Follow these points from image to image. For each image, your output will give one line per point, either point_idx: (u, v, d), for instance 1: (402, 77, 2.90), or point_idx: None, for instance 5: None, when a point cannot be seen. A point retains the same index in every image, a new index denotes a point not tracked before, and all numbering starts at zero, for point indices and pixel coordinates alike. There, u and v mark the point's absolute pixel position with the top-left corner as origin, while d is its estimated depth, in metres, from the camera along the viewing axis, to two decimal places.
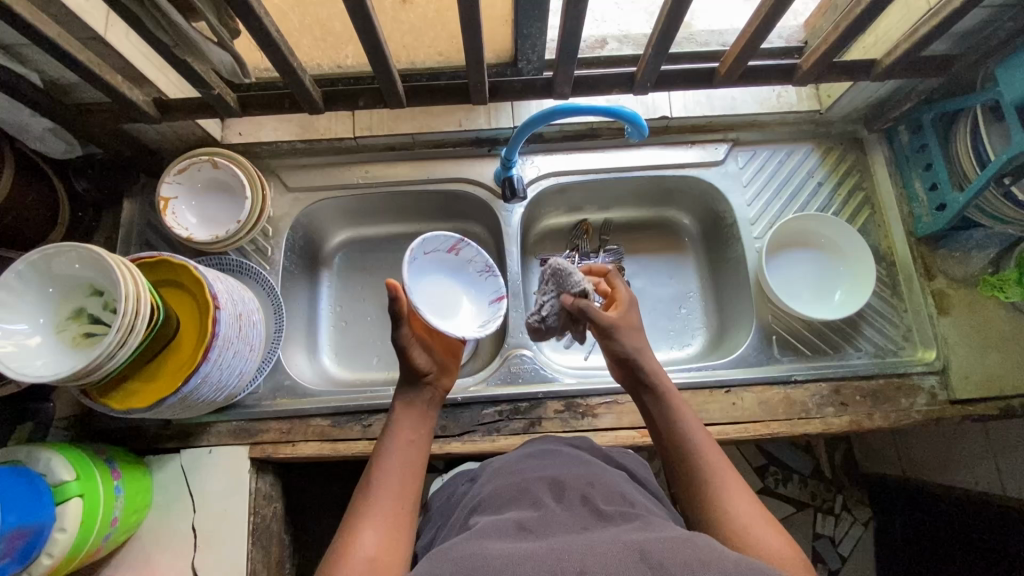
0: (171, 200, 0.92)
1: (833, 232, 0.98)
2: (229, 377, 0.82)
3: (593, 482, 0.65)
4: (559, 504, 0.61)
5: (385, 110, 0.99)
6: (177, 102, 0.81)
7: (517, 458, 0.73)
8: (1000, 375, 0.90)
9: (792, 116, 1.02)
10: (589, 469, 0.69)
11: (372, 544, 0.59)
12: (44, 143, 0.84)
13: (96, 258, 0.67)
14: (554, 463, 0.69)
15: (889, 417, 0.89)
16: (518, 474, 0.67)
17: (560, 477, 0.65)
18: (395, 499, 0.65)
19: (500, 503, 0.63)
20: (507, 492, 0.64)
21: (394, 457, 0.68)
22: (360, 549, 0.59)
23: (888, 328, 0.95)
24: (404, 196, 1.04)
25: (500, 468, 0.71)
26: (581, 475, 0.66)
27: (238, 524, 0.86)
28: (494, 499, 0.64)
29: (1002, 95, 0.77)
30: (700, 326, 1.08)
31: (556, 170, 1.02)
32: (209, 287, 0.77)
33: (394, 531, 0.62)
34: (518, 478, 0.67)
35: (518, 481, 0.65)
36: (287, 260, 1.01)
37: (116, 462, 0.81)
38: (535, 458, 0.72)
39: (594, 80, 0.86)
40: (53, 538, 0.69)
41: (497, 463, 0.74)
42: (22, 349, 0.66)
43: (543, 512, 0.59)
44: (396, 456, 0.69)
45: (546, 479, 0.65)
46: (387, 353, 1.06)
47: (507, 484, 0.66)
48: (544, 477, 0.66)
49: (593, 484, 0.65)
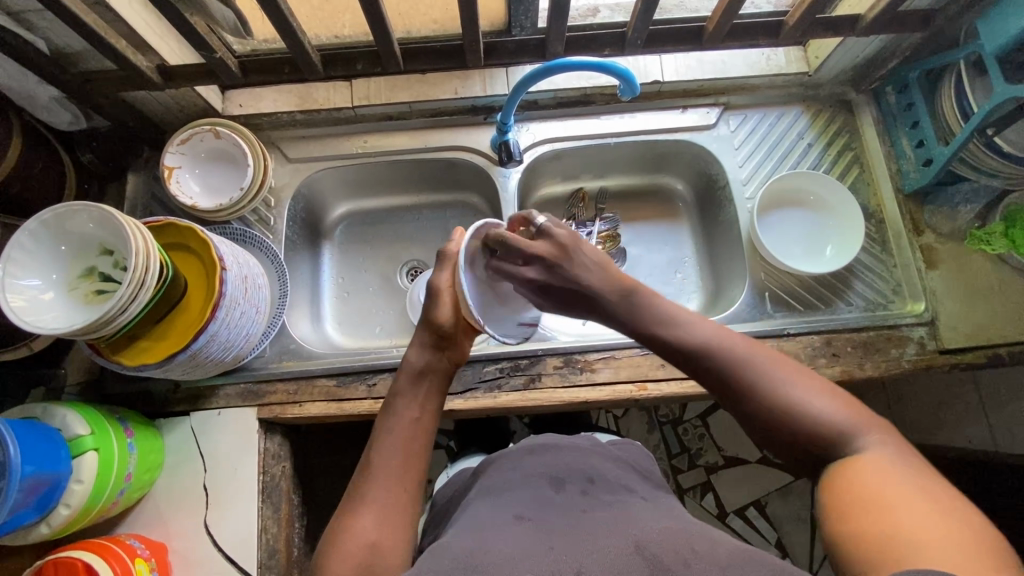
0: (175, 169, 0.94)
1: (822, 189, 1.00)
2: (237, 337, 0.85)
3: (592, 478, 0.69)
4: (560, 494, 0.65)
5: (382, 80, 1.01)
6: (179, 69, 0.84)
7: (516, 452, 0.75)
8: (987, 324, 0.92)
9: (781, 78, 1.04)
10: (588, 464, 0.72)
11: (370, 527, 0.60)
12: (51, 114, 0.87)
13: (107, 216, 0.69)
14: (556, 459, 0.72)
15: (880, 367, 0.91)
16: (522, 470, 0.71)
17: (559, 473, 0.69)
18: (392, 483, 0.64)
19: (503, 490, 0.66)
20: (511, 483, 0.68)
21: (391, 442, 0.66)
22: (358, 533, 0.60)
23: (878, 282, 0.97)
24: (402, 165, 1.06)
25: (505, 462, 0.74)
26: (581, 471, 0.70)
27: (248, 482, 0.88)
28: (496, 486, 0.68)
29: (983, 47, 0.79)
30: (696, 288, 1.10)
31: (552, 137, 1.04)
32: (215, 249, 0.79)
33: (393, 512, 0.62)
34: (519, 471, 0.70)
35: (522, 476, 0.69)
36: (289, 230, 1.03)
37: (128, 421, 0.83)
38: (538, 451, 0.74)
39: (585, 40, 0.88)
40: (69, 488, 0.72)
41: (501, 454, 0.77)
42: (36, 303, 0.69)
43: (545, 501, 0.63)
44: (392, 440, 0.67)
45: (547, 474, 0.69)
46: (389, 321, 1.08)
47: (512, 476, 0.69)
48: (545, 473, 0.69)
49: (593, 480, 0.68)
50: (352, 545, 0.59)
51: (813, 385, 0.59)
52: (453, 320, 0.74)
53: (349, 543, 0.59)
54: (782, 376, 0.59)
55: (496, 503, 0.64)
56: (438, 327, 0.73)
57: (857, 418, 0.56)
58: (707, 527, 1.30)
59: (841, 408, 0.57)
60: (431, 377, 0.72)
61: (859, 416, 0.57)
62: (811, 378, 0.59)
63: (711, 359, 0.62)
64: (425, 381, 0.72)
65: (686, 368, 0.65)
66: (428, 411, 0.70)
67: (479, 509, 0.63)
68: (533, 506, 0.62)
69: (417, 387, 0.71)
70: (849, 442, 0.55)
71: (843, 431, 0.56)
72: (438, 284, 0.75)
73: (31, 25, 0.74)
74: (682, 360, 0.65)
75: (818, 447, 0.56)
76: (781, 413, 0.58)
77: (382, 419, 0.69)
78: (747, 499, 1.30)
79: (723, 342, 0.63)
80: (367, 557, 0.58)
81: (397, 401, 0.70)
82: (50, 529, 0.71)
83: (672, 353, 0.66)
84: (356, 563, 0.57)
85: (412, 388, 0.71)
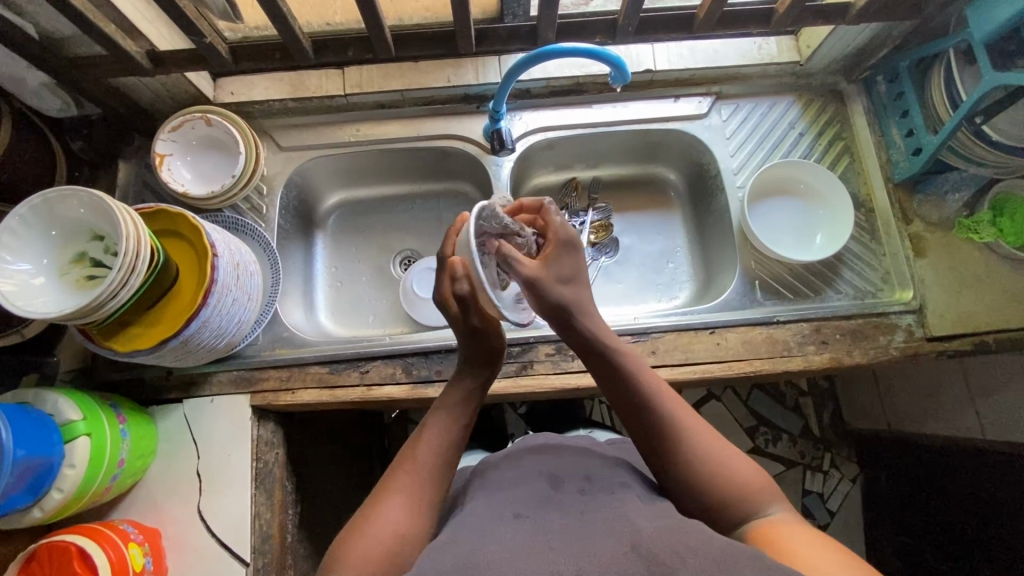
0: (166, 156, 0.94)
1: (812, 177, 1.01)
2: (229, 323, 0.85)
3: (590, 475, 0.69)
4: (557, 492, 0.65)
5: (374, 67, 1.00)
6: (170, 55, 0.83)
7: (513, 454, 0.76)
8: (974, 312, 0.93)
9: (773, 68, 1.04)
10: (584, 462, 0.72)
11: (402, 517, 0.61)
12: (40, 100, 0.86)
13: (98, 201, 0.69)
14: (554, 459, 0.73)
15: (868, 354, 0.92)
16: (519, 468, 0.71)
17: (557, 472, 0.69)
18: (429, 478, 0.65)
19: (498, 488, 0.67)
20: (507, 481, 0.68)
21: (435, 441, 0.68)
22: (389, 522, 0.60)
23: (867, 270, 0.98)
24: (395, 154, 1.06)
25: (502, 461, 0.75)
26: (578, 468, 0.70)
27: (242, 468, 0.88)
28: (493, 485, 0.69)
29: (972, 35, 0.80)
30: (687, 278, 1.11)
31: (544, 125, 1.04)
32: (207, 235, 0.79)
33: (425, 505, 0.63)
34: (514, 471, 0.70)
35: (518, 474, 0.69)
36: (282, 218, 1.03)
37: (121, 408, 0.83)
38: (536, 452, 0.75)
39: (577, 26, 0.88)
40: (62, 473, 0.72)
41: (496, 456, 0.78)
42: (27, 288, 0.69)
43: (541, 499, 0.63)
44: (438, 440, 0.68)
45: (544, 472, 0.69)
46: (382, 310, 1.09)
47: (511, 474, 0.70)
48: (543, 472, 0.69)
49: (590, 477, 0.68)
50: (383, 533, 0.59)
51: (732, 455, 0.64)
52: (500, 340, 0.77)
53: (379, 531, 0.59)
54: (708, 439, 0.65)
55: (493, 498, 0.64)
56: (488, 352, 0.76)
57: (764, 491, 0.62)
58: None
59: (752, 477, 0.62)
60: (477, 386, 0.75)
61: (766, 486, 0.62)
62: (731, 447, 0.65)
63: (647, 415, 0.67)
64: (473, 391, 0.75)
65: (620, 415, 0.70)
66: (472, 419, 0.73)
67: (476, 507, 0.64)
68: (530, 505, 0.62)
69: (466, 395, 0.74)
70: (750, 510, 0.61)
71: (749, 494, 0.61)
72: (476, 323, 0.74)
73: (19, 9, 0.73)
74: (623, 403, 0.69)
75: (720, 509, 0.61)
76: (695, 470, 0.63)
77: (430, 416, 0.71)
78: None
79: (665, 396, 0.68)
80: (397, 546, 0.59)
81: (445, 405, 0.72)
82: (43, 513, 0.72)
83: (616, 395, 0.70)
84: (382, 551, 0.58)
85: (462, 399, 0.73)
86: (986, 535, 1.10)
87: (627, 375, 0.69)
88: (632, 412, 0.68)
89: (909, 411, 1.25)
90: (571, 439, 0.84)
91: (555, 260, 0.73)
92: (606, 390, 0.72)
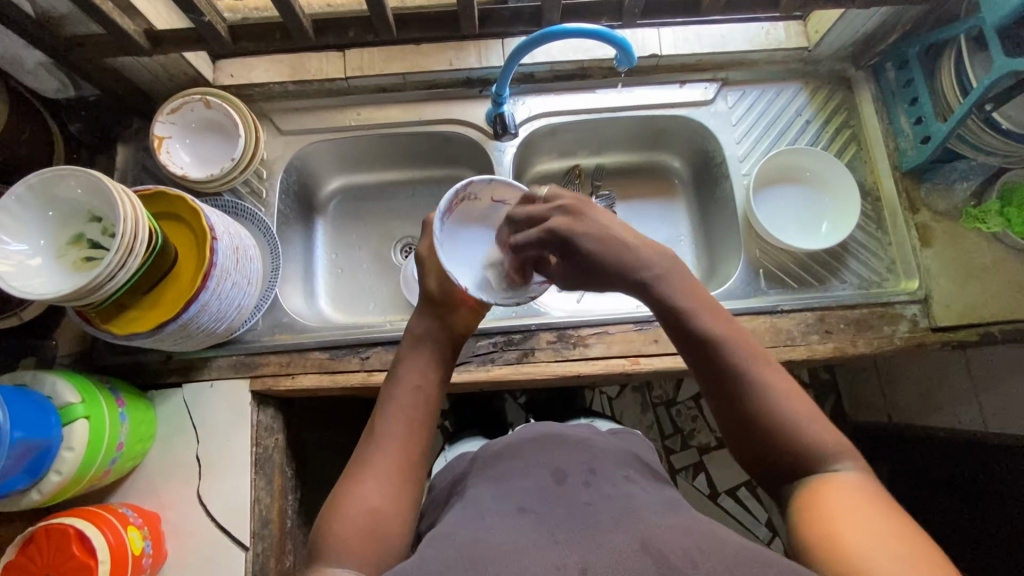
0: (165, 139, 0.93)
1: (819, 165, 1.00)
2: (229, 308, 0.84)
3: (594, 466, 0.68)
4: (562, 486, 0.64)
5: (375, 50, 0.99)
6: (168, 34, 0.82)
7: (516, 444, 0.75)
8: (980, 303, 0.92)
9: (780, 54, 1.02)
10: (587, 452, 0.72)
11: (375, 494, 0.61)
12: (37, 80, 0.85)
13: (95, 182, 0.68)
14: (556, 450, 0.72)
15: (872, 344, 0.91)
16: (521, 460, 0.70)
17: (562, 465, 0.68)
18: (393, 451, 0.64)
19: (503, 483, 0.66)
20: (511, 476, 0.68)
21: (395, 409, 0.67)
22: (363, 500, 0.60)
23: (872, 260, 0.97)
24: (396, 139, 1.05)
25: (505, 449, 0.75)
26: (582, 461, 0.69)
27: (241, 454, 0.88)
28: (496, 478, 0.68)
29: (984, 20, 0.78)
30: (690, 267, 1.10)
31: (547, 111, 1.03)
32: (206, 218, 0.78)
33: (396, 481, 0.62)
34: (518, 463, 0.70)
35: (523, 467, 0.69)
36: (282, 203, 1.02)
37: (120, 392, 0.83)
38: (538, 442, 0.74)
39: (582, 8, 0.87)
40: (61, 456, 0.72)
41: (498, 443, 0.78)
42: (24, 268, 0.68)
43: (547, 492, 0.63)
44: (396, 407, 0.67)
45: (551, 466, 0.68)
46: (383, 297, 1.08)
47: (511, 467, 0.70)
48: (546, 465, 0.69)
49: (595, 469, 0.67)
50: (357, 511, 0.59)
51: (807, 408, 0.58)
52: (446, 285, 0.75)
53: (354, 510, 0.59)
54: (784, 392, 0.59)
55: (499, 495, 0.64)
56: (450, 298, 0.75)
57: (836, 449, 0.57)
58: (698, 507, 1.32)
59: (833, 437, 0.57)
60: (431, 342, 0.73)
61: (846, 446, 0.58)
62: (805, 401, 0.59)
63: (726, 370, 0.60)
64: (427, 350, 0.72)
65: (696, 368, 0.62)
66: (432, 380, 0.71)
67: (480, 500, 0.63)
68: (535, 499, 0.62)
69: (421, 353, 0.71)
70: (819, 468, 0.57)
71: (829, 456, 0.57)
72: (425, 252, 0.78)
73: None
74: (697, 356, 0.61)
75: (788, 466, 0.58)
76: (765, 426, 0.58)
77: (391, 382, 0.70)
78: (738, 479, 1.31)
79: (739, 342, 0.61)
80: (373, 524, 0.58)
81: (401, 367, 0.71)
82: (42, 495, 0.71)
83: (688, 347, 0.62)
84: (358, 530, 0.58)
85: (414, 357, 0.71)
86: (986, 527, 1.10)
87: (700, 326, 0.61)
88: (709, 365, 0.60)
89: (911, 403, 1.24)
90: (573, 429, 0.83)
91: (590, 219, 0.64)
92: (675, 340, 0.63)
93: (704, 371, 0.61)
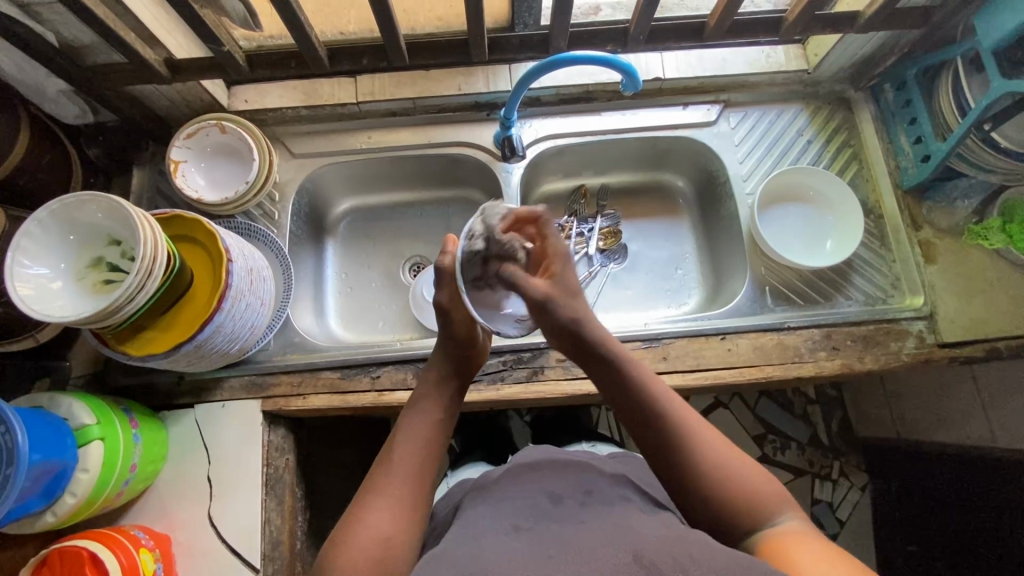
0: (181, 163, 0.95)
1: (821, 184, 1.01)
2: (242, 329, 0.85)
3: (590, 489, 0.68)
4: (556, 506, 0.64)
5: (387, 76, 1.02)
6: (187, 63, 0.84)
7: (513, 470, 0.75)
8: (986, 319, 0.93)
9: (781, 76, 1.05)
10: (586, 478, 0.71)
11: (385, 523, 0.60)
12: (58, 106, 0.87)
13: (116, 207, 0.70)
14: (555, 476, 0.72)
15: (879, 360, 0.92)
16: (522, 484, 0.70)
17: (555, 489, 0.68)
18: (408, 483, 0.64)
19: (501, 503, 0.67)
20: (510, 498, 0.68)
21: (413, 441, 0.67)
22: (372, 528, 0.60)
23: (877, 276, 0.98)
24: (406, 161, 1.07)
25: (505, 476, 0.74)
26: (577, 485, 0.69)
27: (252, 475, 0.88)
28: (498, 498, 0.68)
29: (980, 43, 0.81)
30: (697, 284, 1.11)
31: (554, 133, 1.05)
32: (222, 241, 0.80)
33: (407, 512, 0.62)
34: (520, 486, 0.70)
35: (519, 489, 0.69)
36: (293, 225, 1.04)
37: (133, 412, 0.83)
38: (538, 467, 0.74)
39: (588, 35, 0.89)
40: (76, 477, 0.72)
41: (494, 476, 0.77)
42: (45, 292, 0.69)
43: (541, 512, 0.63)
44: (413, 438, 0.68)
45: (543, 489, 0.68)
46: (392, 316, 1.09)
47: (512, 490, 0.70)
48: (543, 489, 0.68)
49: (590, 491, 0.68)
50: (367, 540, 0.58)
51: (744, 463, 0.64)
52: (467, 330, 0.78)
53: (363, 537, 0.58)
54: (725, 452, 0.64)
55: (496, 512, 0.65)
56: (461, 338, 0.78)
57: (775, 500, 0.62)
58: None
59: (763, 483, 0.63)
60: (452, 382, 0.76)
61: (778, 493, 0.62)
62: (742, 456, 0.65)
63: (657, 419, 0.66)
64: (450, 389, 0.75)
65: (631, 425, 0.68)
66: (447, 416, 0.73)
67: (478, 517, 0.64)
68: (529, 516, 0.62)
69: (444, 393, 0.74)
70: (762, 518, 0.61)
71: (761, 502, 0.61)
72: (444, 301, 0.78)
73: (41, 18, 0.75)
74: (631, 411, 0.68)
75: (729, 514, 0.61)
76: (703, 483, 0.62)
77: (408, 412, 0.71)
78: None
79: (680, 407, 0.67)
80: (381, 552, 0.58)
81: (420, 401, 0.72)
82: (56, 517, 0.72)
83: (622, 402, 0.69)
84: (369, 559, 0.57)
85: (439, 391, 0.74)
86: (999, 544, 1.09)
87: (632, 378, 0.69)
88: (639, 418, 0.67)
89: (919, 418, 1.24)
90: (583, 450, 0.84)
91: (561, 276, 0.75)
92: (613, 398, 0.71)
93: (639, 427, 0.67)
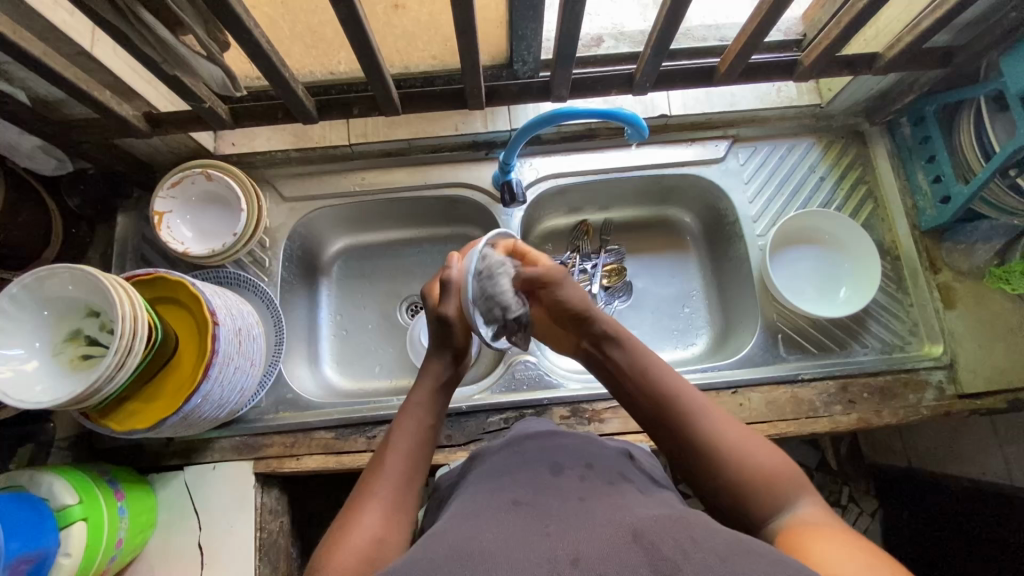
0: (165, 215, 0.91)
1: (835, 228, 0.97)
2: (231, 393, 0.82)
3: (592, 461, 0.59)
4: (558, 479, 0.55)
5: (380, 117, 0.97)
6: (168, 116, 0.80)
7: (512, 440, 0.67)
8: (1008, 368, 0.89)
9: (792, 110, 1.01)
10: (588, 447, 0.62)
11: (376, 523, 0.54)
12: (34, 161, 0.83)
13: (90, 278, 0.66)
14: (556, 444, 0.63)
15: (897, 414, 0.88)
16: (521, 455, 0.62)
17: (558, 458, 0.59)
18: (397, 484, 0.58)
19: (495, 476, 0.58)
20: (506, 469, 0.59)
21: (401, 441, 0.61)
22: (364, 530, 0.53)
23: (894, 323, 0.94)
24: (400, 203, 1.03)
25: (493, 451, 0.66)
26: (580, 454, 0.60)
27: (245, 541, 0.85)
28: (489, 473, 0.60)
29: (1006, 86, 0.75)
30: (705, 325, 1.06)
31: (555, 172, 1.01)
32: (208, 304, 0.76)
33: (398, 512, 0.56)
34: (515, 458, 0.62)
35: (516, 461, 0.61)
36: (285, 271, 1.00)
37: (119, 483, 0.80)
38: (538, 437, 0.66)
39: (591, 81, 0.85)
40: (58, 563, 0.68)
41: (495, 444, 0.68)
42: (20, 375, 0.65)
43: (541, 487, 0.54)
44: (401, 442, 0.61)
45: (544, 459, 0.60)
46: (389, 361, 1.05)
47: (508, 462, 0.61)
48: (544, 458, 0.60)
49: (592, 464, 0.58)
50: (358, 540, 0.52)
51: (737, 431, 0.60)
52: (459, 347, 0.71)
53: (354, 539, 0.52)
54: (709, 415, 0.61)
55: (493, 487, 0.56)
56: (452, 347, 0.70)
57: (791, 482, 0.56)
58: None
59: (776, 466, 0.57)
60: (442, 383, 0.69)
61: (792, 474, 0.56)
62: (752, 437, 0.60)
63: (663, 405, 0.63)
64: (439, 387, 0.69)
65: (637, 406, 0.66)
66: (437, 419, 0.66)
67: (473, 496, 0.55)
68: (531, 491, 0.53)
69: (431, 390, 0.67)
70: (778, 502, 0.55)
71: (776, 485, 0.55)
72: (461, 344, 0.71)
73: (12, 76, 0.70)
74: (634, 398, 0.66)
75: (744, 500, 0.56)
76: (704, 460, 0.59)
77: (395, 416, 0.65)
78: None
79: (664, 381, 0.65)
80: (373, 553, 0.51)
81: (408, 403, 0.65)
82: None
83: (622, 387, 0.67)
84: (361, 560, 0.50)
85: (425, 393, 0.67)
86: None
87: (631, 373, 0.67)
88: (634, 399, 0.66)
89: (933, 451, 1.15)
90: None
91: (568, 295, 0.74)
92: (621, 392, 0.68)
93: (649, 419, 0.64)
